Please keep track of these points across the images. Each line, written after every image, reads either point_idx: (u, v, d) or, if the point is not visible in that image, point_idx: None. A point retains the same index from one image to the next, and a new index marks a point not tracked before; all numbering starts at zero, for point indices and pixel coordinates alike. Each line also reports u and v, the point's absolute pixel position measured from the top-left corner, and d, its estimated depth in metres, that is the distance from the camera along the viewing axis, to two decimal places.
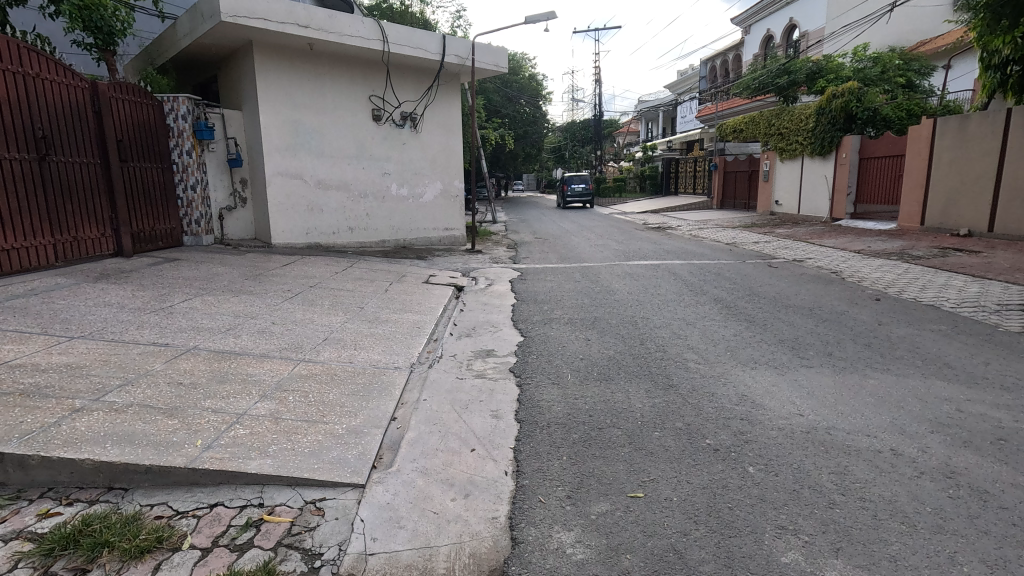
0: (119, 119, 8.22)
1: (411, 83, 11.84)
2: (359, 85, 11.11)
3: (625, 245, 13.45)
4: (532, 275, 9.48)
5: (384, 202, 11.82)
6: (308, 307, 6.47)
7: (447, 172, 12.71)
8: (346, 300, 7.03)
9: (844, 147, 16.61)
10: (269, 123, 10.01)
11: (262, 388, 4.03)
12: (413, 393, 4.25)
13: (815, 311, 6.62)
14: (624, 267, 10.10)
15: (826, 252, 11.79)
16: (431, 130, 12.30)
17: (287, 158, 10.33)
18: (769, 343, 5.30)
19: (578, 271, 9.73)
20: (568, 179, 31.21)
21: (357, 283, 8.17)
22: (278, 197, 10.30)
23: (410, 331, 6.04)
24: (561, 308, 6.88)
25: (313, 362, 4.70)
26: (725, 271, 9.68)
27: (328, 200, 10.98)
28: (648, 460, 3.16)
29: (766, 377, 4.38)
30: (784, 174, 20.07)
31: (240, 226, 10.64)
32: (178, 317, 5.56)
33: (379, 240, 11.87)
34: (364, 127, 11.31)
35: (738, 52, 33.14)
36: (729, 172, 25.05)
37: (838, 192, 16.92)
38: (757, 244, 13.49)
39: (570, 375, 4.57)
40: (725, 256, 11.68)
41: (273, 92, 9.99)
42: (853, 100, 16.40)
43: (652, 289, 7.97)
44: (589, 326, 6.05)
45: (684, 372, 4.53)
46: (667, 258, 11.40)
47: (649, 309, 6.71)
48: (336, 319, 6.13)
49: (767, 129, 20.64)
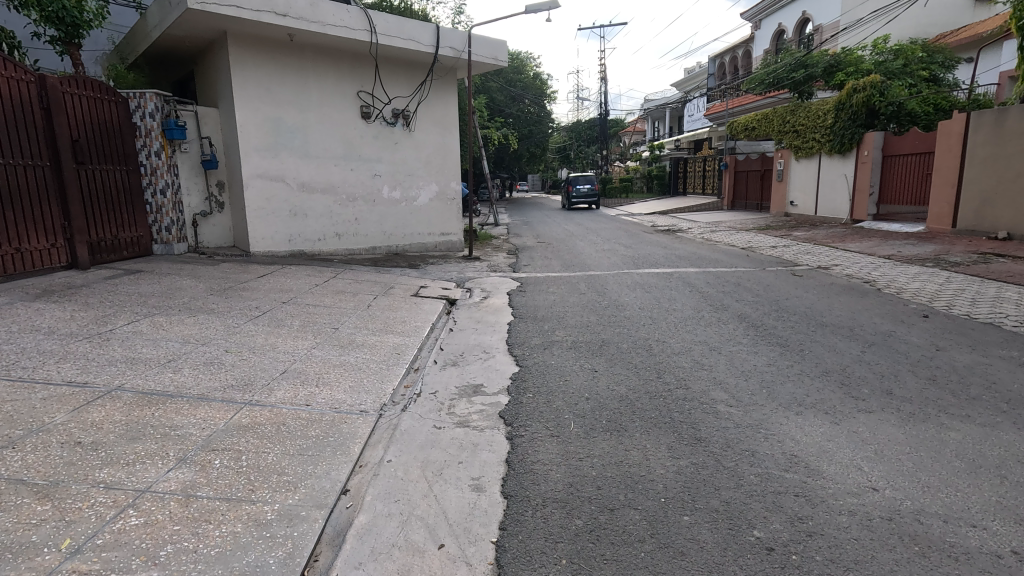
0: (75, 116, 7.46)
1: (403, 79, 11.03)
2: (346, 80, 10.29)
3: (634, 250, 12.56)
4: (533, 285, 8.65)
5: (375, 206, 11.00)
6: (272, 331, 5.65)
7: (443, 174, 11.88)
8: (320, 320, 6.22)
9: (865, 144, 15.66)
10: (246, 121, 9.21)
11: (184, 447, 3.19)
12: (376, 450, 3.41)
13: (858, 332, 5.73)
14: (634, 276, 9.22)
15: (852, 257, 10.87)
16: (425, 129, 11.47)
17: (267, 159, 9.53)
18: (812, 377, 4.41)
19: (583, 282, 8.87)
20: (574, 179, 30.45)
21: (337, 298, 7.35)
22: (258, 202, 9.50)
23: (389, 358, 5.20)
24: (563, 328, 6.03)
25: (262, 406, 3.87)
26: (746, 281, 8.77)
27: (313, 204, 10.17)
28: (679, 568, 2.30)
29: (818, 429, 3.50)
30: (800, 173, 19.12)
31: (217, 233, 9.84)
32: (114, 345, 4.76)
33: (371, 247, 11.05)
34: (352, 125, 10.50)
35: (748, 47, 32.18)
36: (740, 172, 24.12)
37: (859, 192, 15.98)
38: (776, 249, 12.57)
39: (573, 422, 3.73)
40: (742, 262, 10.77)
41: (251, 88, 9.20)
42: (876, 94, 15.46)
43: (665, 304, 7.10)
44: (595, 352, 5.20)
45: (714, 420, 3.66)
46: (680, 264, 10.53)
47: (663, 331, 5.84)
48: (303, 345, 5.30)
49: (781, 126, 19.70)
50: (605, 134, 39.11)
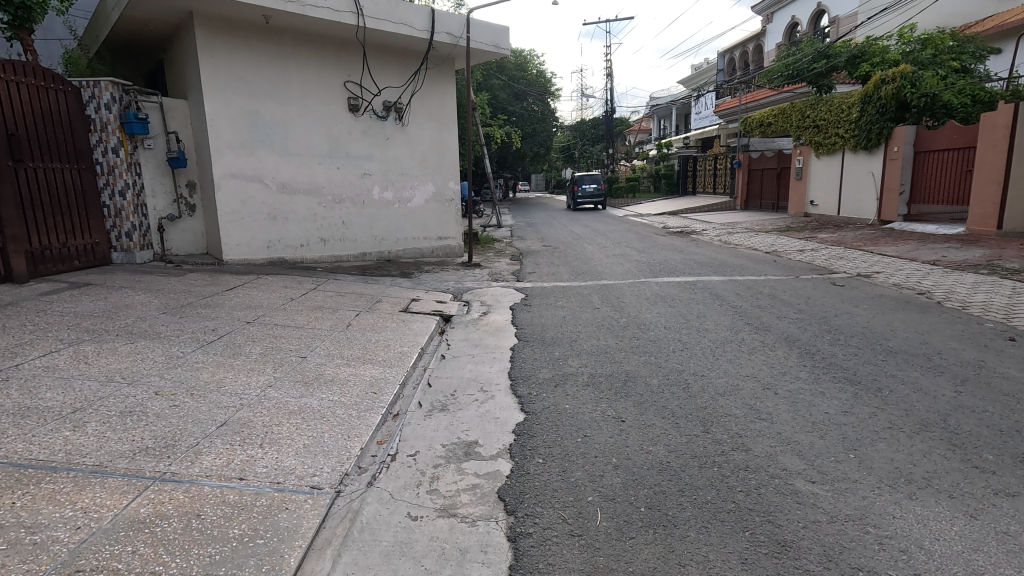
0: (13, 107, 6.49)
1: (394, 69, 10.03)
2: (331, 69, 9.30)
3: (649, 255, 11.53)
4: (539, 298, 7.63)
5: (364, 208, 10.00)
6: (223, 362, 4.65)
7: (440, 173, 10.87)
8: (287, 346, 5.22)
9: (894, 139, 14.57)
10: (217, 114, 8.21)
11: (33, 570, 2.17)
12: (322, 562, 2.40)
13: (938, 362, 4.68)
14: (652, 287, 8.20)
15: (892, 263, 9.81)
16: (420, 124, 10.46)
17: (242, 157, 8.53)
18: (909, 435, 3.36)
19: (596, 294, 7.82)
20: (579, 178, 29.33)
21: (313, 316, 6.34)
22: (231, 204, 8.49)
23: (363, 398, 4.19)
24: (577, 357, 5.00)
25: (176, 483, 2.85)
26: (781, 292, 7.72)
27: (295, 207, 9.18)
28: None
29: (951, 530, 2.46)
30: (820, 171, 18.04)
31: (187, 239, 8.80)
32: (10, 389, 3.76)
33: (360, 253, 10.04)
34: (338, 120, 9.49)
35: (758, 42, 31.24)
36: (754, 170, 23.01)
37: (888, 191, 14.90)
38: (805, 253, 11.49)
39: (598, 511, 2.70)
40: (772, 269, 9.72)
41: (222, 78, 8.21)
42: (906, 85, 14.26)
43: (694, 322, 6.07)
44: (619, 394, 4.16)
45: (797, 513, 2.61)
46: (702, 272, 9.49)
47: (699, 362, 4.80)
48: (257, 383, 4.28)
49: (800, 122, 18.57)
50: (610, 133, 38.03)
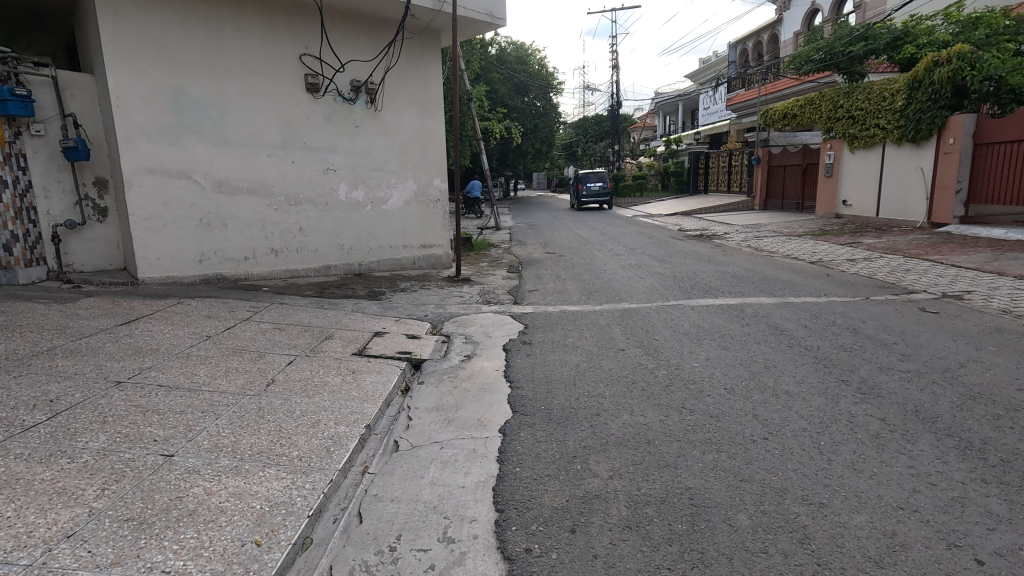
0: None
1: (363, 40, 8.17)
2: (281, 37, 7.45)
3: (673, 266, 9.67)
4: (543, 331, 5.80)
5: (327, 212, 8.15)
6: (19, 476, 2.79)
7: (423, 169, 9.00)
8: (156, 432, 3.37)
9: (949, 130, 12.72)
10: (126, 90, 6.39)
11: None
12: None
13: None
14: (688, 314, 6.35)
15: (976, 279, 7.96)
16: (396, 109, 8.60)
17: (162, 146, 6.70)
18: None
19: (617, 325, 5.98)
20: (584, 176, 27.30)
21: (225, 368, 4.50)
22: (149, 207, 6.67)
23: (233, 562, 2.34)
24: (603, 459, 3.15)
25: None
26: (861, 322, 5.86)
27: (236, 210, 7.34)
28: None
29: None
30: (855, 166, 16.17)
31: (97, 251, 6.93)
32: None
33: (323, 267, 8.19)
34: (292, 101, 7.65)
35: (773, 31, 29.36)
36: (775, 167, 21.13)
37: (941, 188, 13.04)
38: (859, 264, 9.63)
39: None
40: (830, 286, 7.85)
41: (131, 44, 6.38)
42: (965, 67, 12.37)
43: (767, 383, 4.20)
44: (690, 560, 2.30)
45: None
46: (744, 290, 7.65)
47: (803, 469, 2.95)
48: (48, 531, 2.43)
49: (832, 112, 16.68)
50: (616, 128, 36.05)
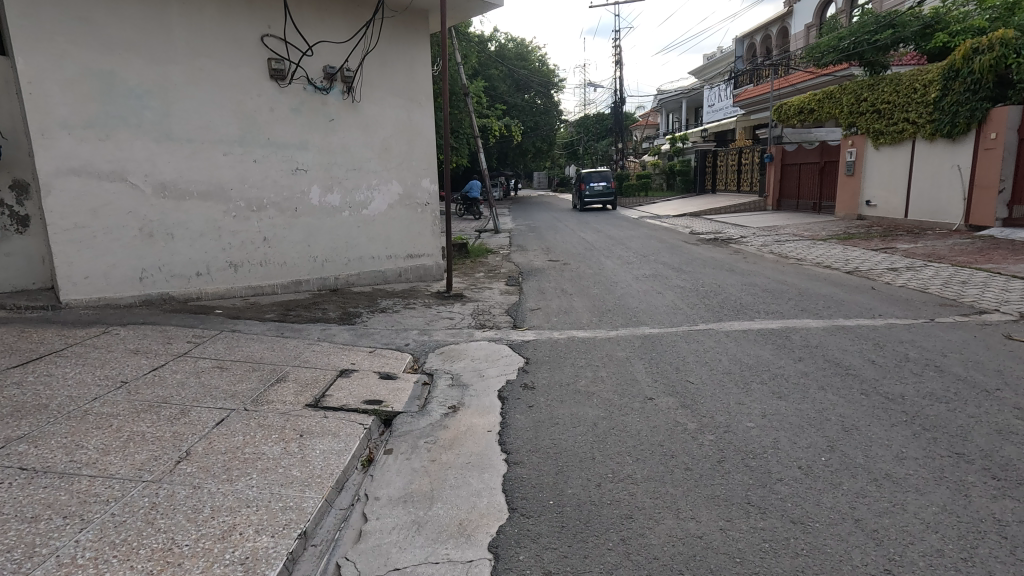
0: None
1: (336, 19, 7.06)
2: (238, 14, 6.35)
3: (693, 277, 8.55)
4: (548, 369, 4.67)
5: (296, 218, 7.03)
6: None
7: (409, 168, 7.88)
8: None
9: (991, 123, 11.58)
10: (41, 74, 5.30)
11: None
12: None
13: None
14: (724, 343, 5.22)
15: None
16: (377, 99, 7.48)
17: (89, 142, 5.59)
18: None
19: (640, 360, 4.85)
20: (586, 175, 26.18)
21: (127, 435, 3.37)
22: (75, 216, 5.58)
23: None
24: None
25: None
26: (944, 356, 4.74)
27: (185, 218, 6.23)
28: None
29: None
30: (880, 164, 15.03)
31: (16, 267, 5.83)
32: None
33: (292, 282, 7.07)
34: (252, 89, 6.54)
35: (784, 25, 28.18)
36: (789, 165, 19.96)
37: (981, 187, 11.90)
38: (904, 275, 8.49)
39: None
40: (882, 304, 6.72)
41: (47, 19, 5.29)
42: (1009, 55, 11.23)
43: (856, 460, 3.07)
44: None
45: None
46: (783, 309, 6.53)
47: None
48: None
49: (855, 106, 15.53)
50: (618, 126, 34.85)
